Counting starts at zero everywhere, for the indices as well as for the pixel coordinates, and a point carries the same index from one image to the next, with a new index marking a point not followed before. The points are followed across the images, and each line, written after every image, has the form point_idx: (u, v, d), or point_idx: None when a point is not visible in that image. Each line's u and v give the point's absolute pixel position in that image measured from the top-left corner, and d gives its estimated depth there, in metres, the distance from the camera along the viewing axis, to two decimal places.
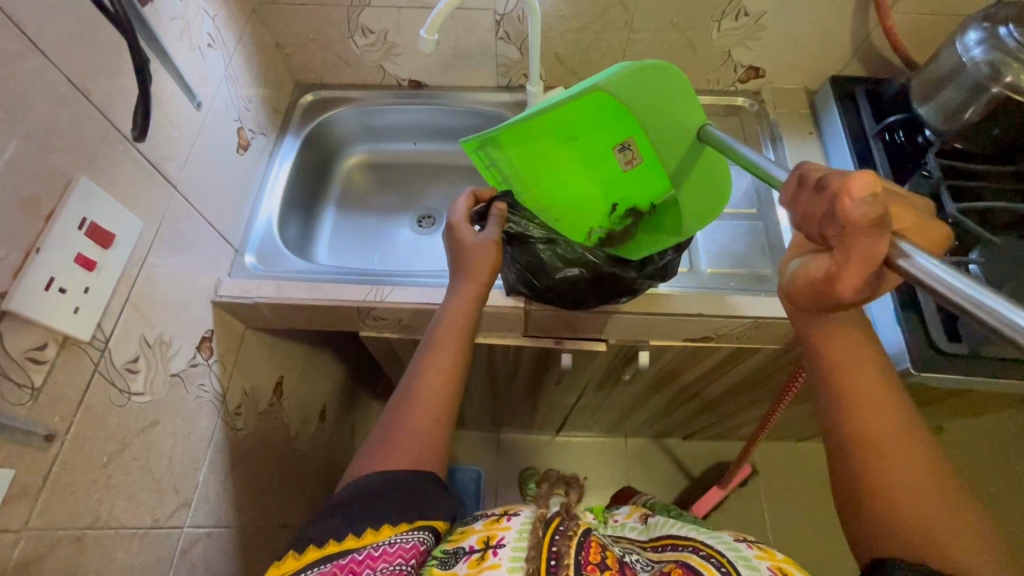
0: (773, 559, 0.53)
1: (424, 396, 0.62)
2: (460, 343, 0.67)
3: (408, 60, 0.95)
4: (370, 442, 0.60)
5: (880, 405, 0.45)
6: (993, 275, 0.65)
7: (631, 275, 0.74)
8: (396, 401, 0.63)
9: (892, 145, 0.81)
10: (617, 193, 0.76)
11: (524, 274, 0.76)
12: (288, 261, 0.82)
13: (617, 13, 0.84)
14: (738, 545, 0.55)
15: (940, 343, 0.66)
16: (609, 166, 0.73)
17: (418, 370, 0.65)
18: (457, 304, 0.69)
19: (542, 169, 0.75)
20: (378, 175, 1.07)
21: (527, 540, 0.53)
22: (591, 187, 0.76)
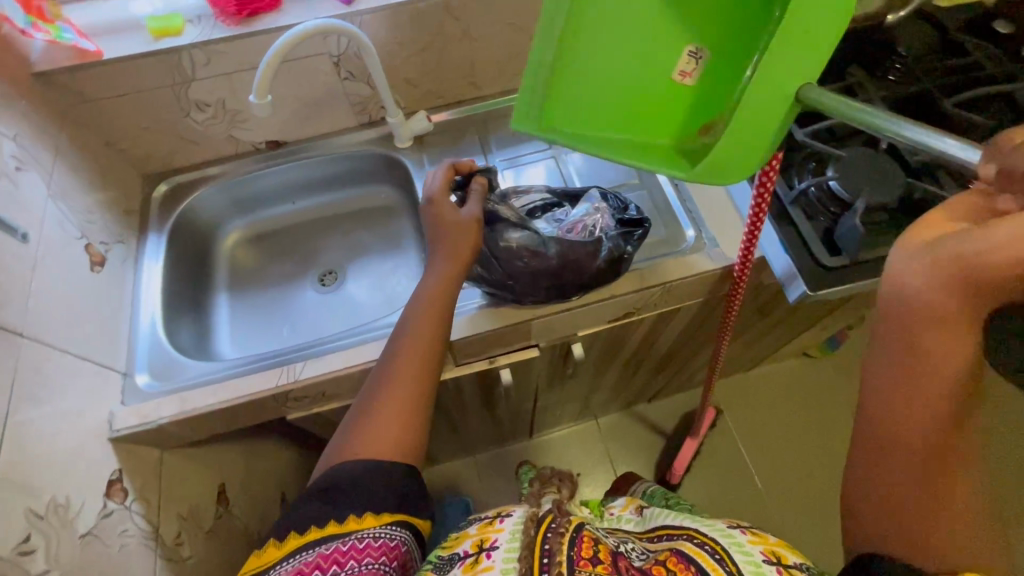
0: (763, 541, 0.55)
1: (398, 381, 0.62)
2: (441, 331, 0.66)
3: (257, 123, 0.90)
4: (343, 444, 0.59)
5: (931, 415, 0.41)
6: (851, 186, 0.71)
7: (596, 265, 0.75)
8: (370, 387, 0.62)
9: None
10: (633, 90, 0.53)
11: (487, 257, 0.75)
12: (187, 367, 0.76)
13: (452, 28, 0.84)
14: (729, 530, 0.56)
15: (823, 260, 0.70)
16: (661, 55, 0.52)
17: (395, 356, 0.64)
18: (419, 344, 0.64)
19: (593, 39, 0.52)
20: (263, 245, 1.01)
21: (519, 541, 0.53)
22: (613, 53, 0.52)
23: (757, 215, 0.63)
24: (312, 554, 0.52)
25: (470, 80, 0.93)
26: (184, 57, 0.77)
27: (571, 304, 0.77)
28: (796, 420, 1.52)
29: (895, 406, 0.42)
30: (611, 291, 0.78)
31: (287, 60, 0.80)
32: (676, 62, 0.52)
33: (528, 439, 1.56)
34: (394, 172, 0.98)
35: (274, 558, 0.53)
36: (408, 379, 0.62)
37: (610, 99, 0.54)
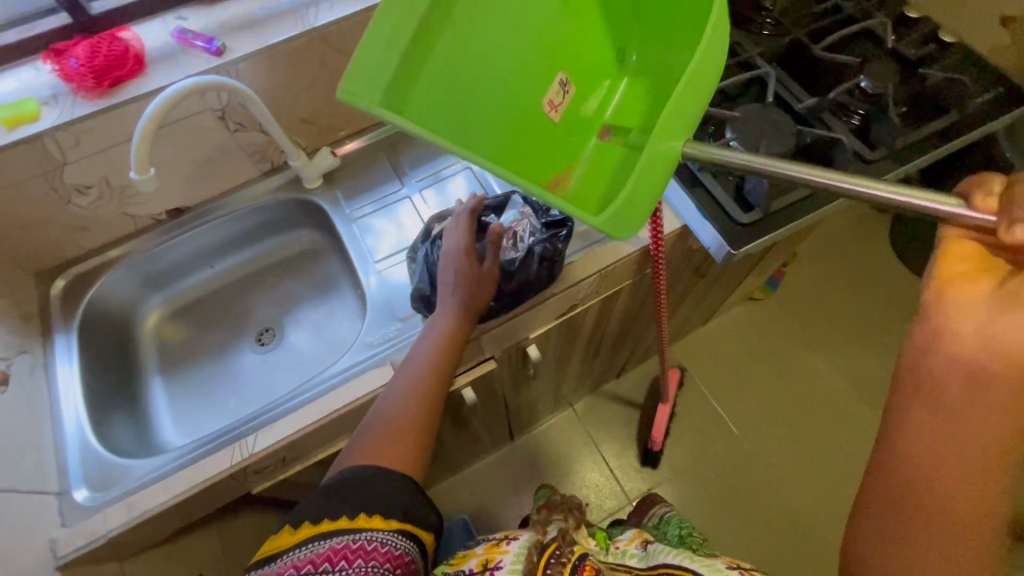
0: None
1: (414, 394, 0.64)
2: (456, 347, 0.68)
3: (151, 195, 0.84)
4: (359, 447, 0.61)
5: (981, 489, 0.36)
6: (749, 142, 0.75)
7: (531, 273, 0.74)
8: (388, 398, 0.64)
9: None
10: (507, 121, 0.52)
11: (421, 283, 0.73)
12: (128, 469, 0.71)
13: (336, 59, 0.81)
14: (725, 569, 0.59)
15: (738, 218, 0.74)
16: (533, 96, 0.54)
17: (415, 369, 0.66)
18: (428, 359, 0.66)
19: (481, 15, 0.50)
20: (188, 317, 0.95)
21: (521, 566, 0.57)
22: (485, 82, 0.52)
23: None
24: (322, 547, 0.51)
25: None
26: (48, 145, 0.70)
27: (510, 315, 0.77)
28: (754, 363, 1.60)
29: (941, 463, 0.36)
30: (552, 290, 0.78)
31: (161, 125, 0.75)
32: (546, 105, 0.54)
33: (510, 443, 1.56)
34: (311, 214, 0.94)
35: (286, 544, 0.52)
36: (421, 393, 0.64)
37: (479, 122, 0.51)
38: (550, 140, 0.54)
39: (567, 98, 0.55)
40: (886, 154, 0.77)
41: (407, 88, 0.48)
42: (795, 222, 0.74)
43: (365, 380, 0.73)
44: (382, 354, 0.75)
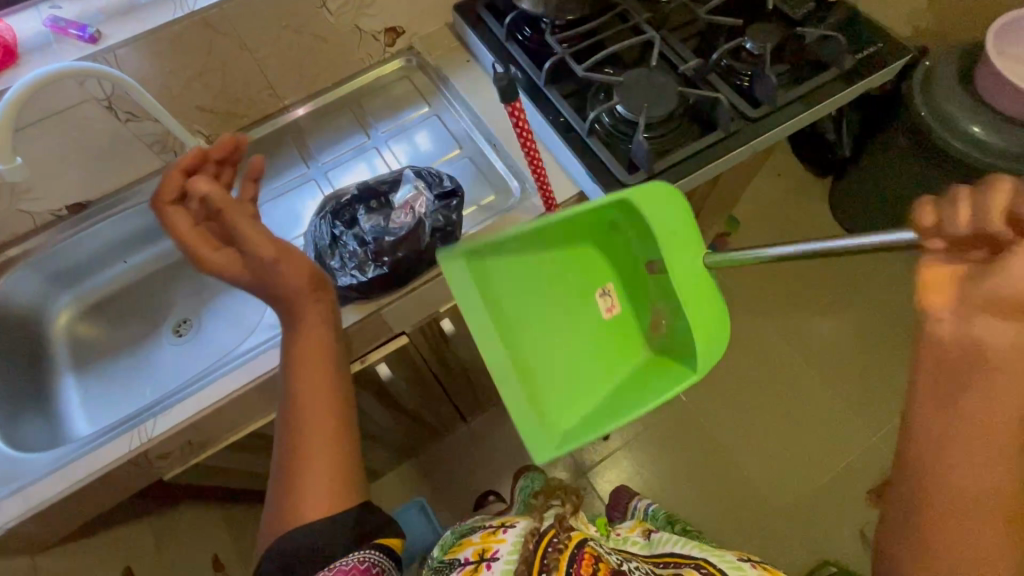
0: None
1: (306, 422, 0.60)
2: (328, 353, 0.63)
3: (46, 190, 0.83)
4: (277, 506, 0.59)
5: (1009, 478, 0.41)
6: (633, 106, 0.77)
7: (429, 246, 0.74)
8: (281, 441, 0.61)
9: (526, 41, 0.89)
10: (586, 380, 0.63)
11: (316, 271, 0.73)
12: (29, 463, 0.71)
13: (223, 43, 0.80)
14: (738, 563, 0.59)
15: (625, 180, 0.76)
16: (590, 319, 0.67)
17: (292, 399, 0.61)
18: (316, 401, 0.61)
19: (546, 339, 0.65)
20: (103, 314, 0.95)
21: (518, 555, 0.62)
22: (591, 367, 0.65)
23: (529, 141, 0.68)
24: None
25: (268, 91, 0.91)
26: None
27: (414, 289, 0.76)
28: None
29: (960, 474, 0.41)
30: None
31: (20, 129, 0.74)
32: (598, 310, 0.68)
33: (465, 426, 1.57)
34: None
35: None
36: (315, 415, 0.60)
37: (609, 365, 0.65)
38: (631, 330, 0.67)
39: (613, 301, 0.68)
40: (768, 111, 0.79)
41: (553, 423, 0.59)
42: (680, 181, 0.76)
43: (265, 361, 0.73)
44: None
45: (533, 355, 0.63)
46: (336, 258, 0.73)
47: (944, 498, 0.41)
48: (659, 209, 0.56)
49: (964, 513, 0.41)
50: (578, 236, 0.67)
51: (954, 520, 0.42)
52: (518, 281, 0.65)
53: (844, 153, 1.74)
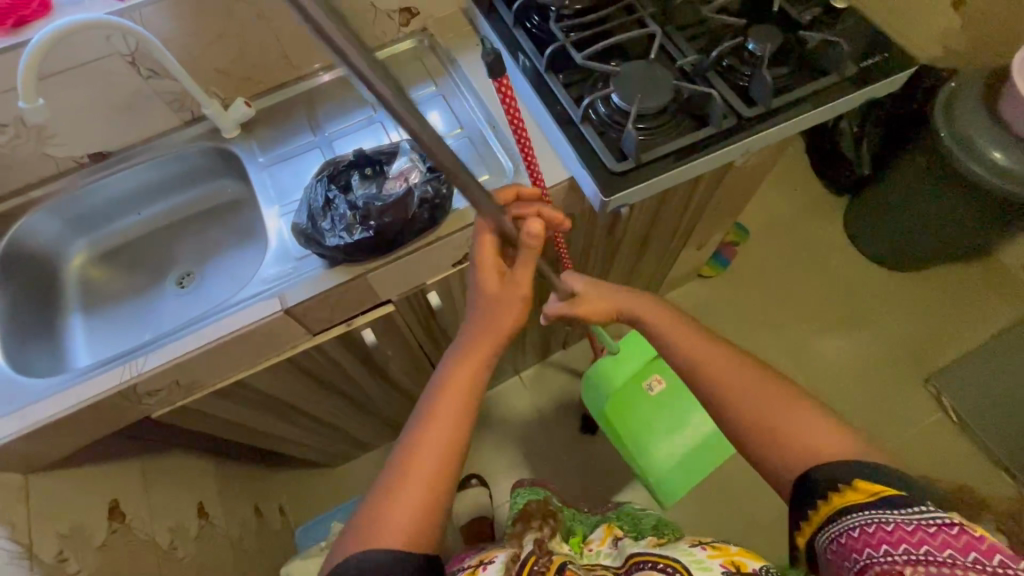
0: (723, 556, 0.65)
1: (427, 450, 0.61)
2: (474, 389, 0.65)
3: (70, 137, 0.88)
4: (365, 524, 0.58)
5: (698, 350, 0.72)
6: (627, 95, 0.79)
7: (416, 216, 0.77)
8: (396, 458, 0.62)
9: (532, 28, 0.91)
10: (684, 461, 1.15)
11: (306, 230, 0.76)
12: (28, 387, 0.76)
13: (244, 10, 0.85)
14: (692, 549, 0.68)
15: (613, 167, 0.78)
16: (647, 398, 1.18)
17: (425, 419, 0.63)
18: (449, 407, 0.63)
19: (647, 449, 1.16)
20: (114, 260, 1.00)
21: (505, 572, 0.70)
22: (666, 439, 1.16)
23: (514, 112, 0.71)
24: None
25: (284, 61, 0.95)
26: None
27: (397, 257, 0.78)
28: None
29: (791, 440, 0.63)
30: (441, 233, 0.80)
31: (44, 78, 0.79)
32: (650, 388, 1.17)
33: None
34: (232, 165, 0.99)
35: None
36: (437, 442, 0.61)
37: (681, 459, 1.15)
38: (669, 404, 1.17)
39: (657, 386, 1.17)
40: (763, 111, 0.80)
41: (667, 488, 1.15)
42: (666, 173, 0.78)
43: (253, 312, 0.77)
44: (274, 289, 0.79)
45: (646, 436, 1.16)
46: (326, 219, 0.76)
47: (712, 403, 0.70)
48: (645, 339, 1.13)
49: (755, 432, 0.65)
50: (661, 403, 1.17)
51: (774, 439, 0.64)
52: (619, 404, 1.17)
53: (862, 171, 1.71)
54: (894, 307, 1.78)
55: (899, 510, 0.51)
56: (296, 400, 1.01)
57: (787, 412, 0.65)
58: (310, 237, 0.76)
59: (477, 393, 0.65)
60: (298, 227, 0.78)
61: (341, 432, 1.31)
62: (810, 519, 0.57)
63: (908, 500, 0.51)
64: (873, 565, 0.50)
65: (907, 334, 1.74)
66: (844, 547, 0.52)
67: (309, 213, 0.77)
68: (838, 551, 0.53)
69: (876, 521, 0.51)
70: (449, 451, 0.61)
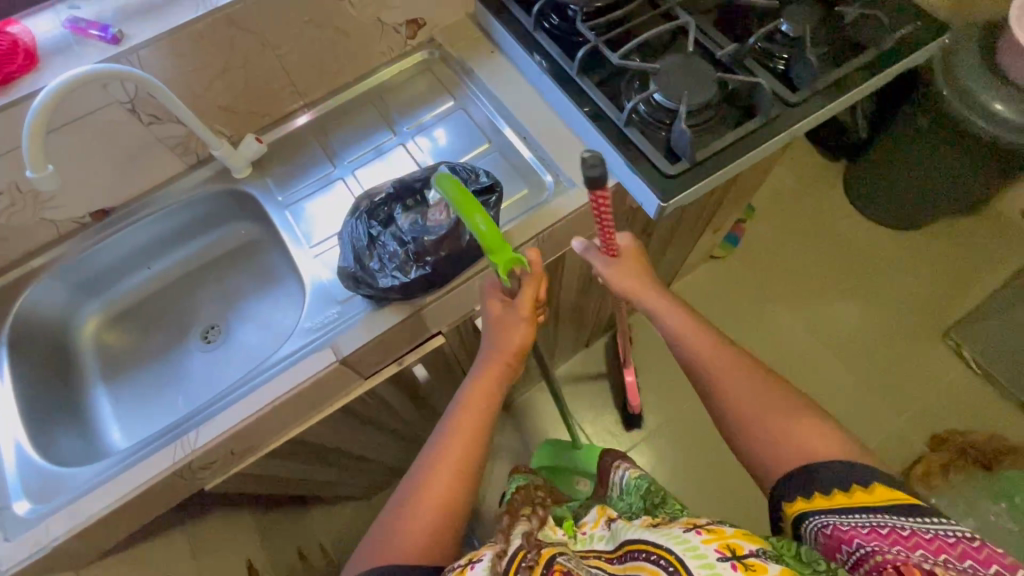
0: (721, 538, 0.48)
1: (443, 461, 0.58)
2: (494, 404, 0.64)
3: (70, 197, 0.81)
4: (376, 539, 0.55)
5: (703, 341, 0.64)
6: (672, 92, 0.75)
7: (471, 243, 0.72)
8: (413, 468, 0.60)
9: (553, 29, 0.87)
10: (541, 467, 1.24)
11: (354, 272, 0.71)
12: (70, 476, 0.70)
13: (246, 40, 0.78)
14: (683, 533, 0.51)
15: (666, 170, 0.74)
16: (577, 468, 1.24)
17: (446, 429, 0.61)
18: (468, 412, 0.62)
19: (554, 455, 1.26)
20: (129, 322, 0.93)
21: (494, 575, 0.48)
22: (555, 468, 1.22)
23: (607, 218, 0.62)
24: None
25: (290, 89, 0.88)
26: None
27: (453, 288, 0.74)
28: None
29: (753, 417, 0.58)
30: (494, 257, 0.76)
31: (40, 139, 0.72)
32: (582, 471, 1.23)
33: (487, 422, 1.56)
34: (245, 206, 0.92)
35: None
36: (452, 451, 0.59)
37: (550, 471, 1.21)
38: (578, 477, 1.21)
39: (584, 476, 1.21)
40: (807, 95, 0.78)
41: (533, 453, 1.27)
42: (721, 170, 0.74)
43: (305, 365, 0.72)
44: (322, 338, 0.74)
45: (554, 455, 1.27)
46: (374, 259, 0.71)
47: (698, 385, 0.63)
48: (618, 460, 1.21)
49: (743, 426, 0.58)
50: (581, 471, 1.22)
51: (739, 421, 0.59)
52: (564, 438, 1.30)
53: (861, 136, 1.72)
54: (904, 267, 1.79)
55: (917, 517, 0.46)
56: (344, 444, 0.96)
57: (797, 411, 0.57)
58: (359, 279, 0.71)
59: (496, 405, 0.64)
60: (342, 269, 0.72)
61: (382, 465, 1.26)
62: (791, 502, 0.52)
63: (927, 509, 0.46)
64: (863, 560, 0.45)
65: (920, 293, 1.76)
66: (831, 539, 0.48)
67: (353, 252, 0.72)
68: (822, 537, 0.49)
69: (873, 524, 0.46)
70: (463, 460, 0.59)
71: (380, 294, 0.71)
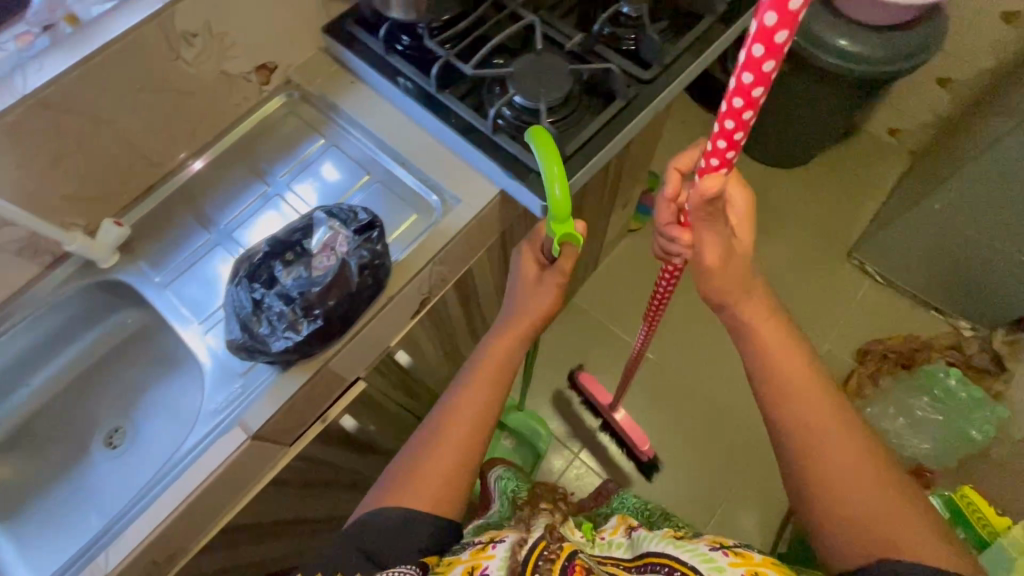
0: (745, 564, 0.71)
1: (455, 423, 0.67)
2: (505, 367, 0.72)
3: None
4: (389, 485, 0.65)
5: (822, 406, 0.61)
6: (529, 94, 0.76)
7: (364, 285, 0.70)
8: (427, 426, 0.68)
9: (406, 50, 0.85)
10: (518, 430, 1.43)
11: (246, 342, 0.67)
12: None
13: (73, 122, 0.72)
14: (711, 553, 0.74)
15: (541, 169, 0.75)
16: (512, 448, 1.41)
17: (461, 385, 0.70)
18: (483, 376, 0.70)
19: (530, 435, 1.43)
20: (15, 448, 0.84)
21: (508, 565, 0.61)
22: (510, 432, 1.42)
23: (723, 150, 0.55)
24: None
25: (143, 161, 0.83)
26: None
27: (355, 332, 0.72)
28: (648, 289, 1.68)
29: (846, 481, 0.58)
30: (392, 291, 0.75)
31: None
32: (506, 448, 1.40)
33: None
34: (122, 294, 0.85)
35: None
36: (465, 416, 0.67)
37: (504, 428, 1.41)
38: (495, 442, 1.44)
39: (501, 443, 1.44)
40: (659, 71, 0.81)
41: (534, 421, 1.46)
42: (592, 159, 0.76)
43: (215, 451, 0.67)
44: (229, 416, 0.70)
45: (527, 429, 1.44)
46: (264, 323, 0.67)
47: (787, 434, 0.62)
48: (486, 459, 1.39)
49: (803, 455, 0.60)
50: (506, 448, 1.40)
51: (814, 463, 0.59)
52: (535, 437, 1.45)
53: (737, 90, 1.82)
54: (802, 200, 1.92)
55: None
56: (292, 512, 0.92)
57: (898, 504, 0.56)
58: (252, 348, 0.67)
59: (509, 372, 0.72)
60: (234, 341, 0.68)
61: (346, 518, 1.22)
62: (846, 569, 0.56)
63: None
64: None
65: (820, 222, 1.89)
66: None
67: (241, 322, 0.68)
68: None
69: None
70: (476, 423, 0.67)
71: (279, 358, 0.68)
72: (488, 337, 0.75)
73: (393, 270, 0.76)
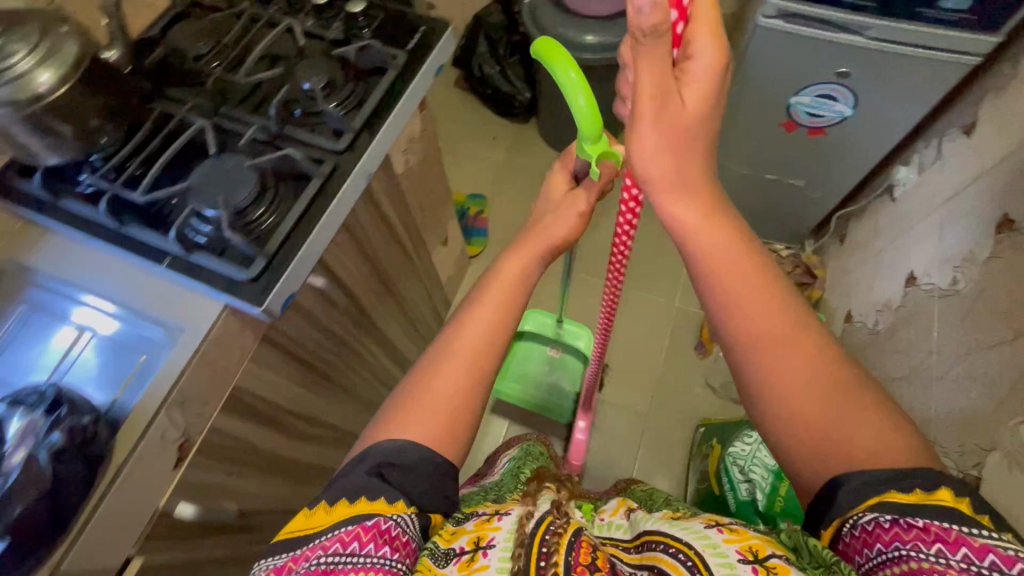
0: (742, 538, 0.54)
1: (465, 345, 0.65)
2: (522, 283, 0.69)
3: None
4: (398, 406, 0.63)
5: (766, 317, 0.59)
6: (212, 203, 0.72)
7: (67, 472, 0.62)
8: (432, 357, 0.65)
9: (80, 191, 0.78)
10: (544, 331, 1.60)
11: None
12: None
13: None
14: (706, 530, 0.57)
15: (249, 275, 0.71)
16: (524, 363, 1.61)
17: (463, 316, 0.67)
18: (500, 295, 0.68)
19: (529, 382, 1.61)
20: None
21: (513, 541, 0.56)
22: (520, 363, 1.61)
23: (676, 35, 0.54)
24: (353, 527, 0.55)
25: None
26: None
27: (84, 522, 0.65)
28: None
29: (830, 414, 0.55)
30: (121, 460, 0.67)
31: None
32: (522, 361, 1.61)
33: None
34: None
35: (322, 525, 0.56)
36: (474, 340, 0.65)
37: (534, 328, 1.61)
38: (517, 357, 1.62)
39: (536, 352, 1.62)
40: (351, 138, 0.80)
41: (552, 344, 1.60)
42: (302, 249, 0.74)
43: None
44: None
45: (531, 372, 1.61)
46: None
47: (766, 370, 0.58)
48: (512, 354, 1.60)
49: (752, 343, 0.59)
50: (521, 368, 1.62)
51: (795, 386, 0.57)
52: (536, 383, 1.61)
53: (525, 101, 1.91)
54: None
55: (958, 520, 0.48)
56: None
57: (838, 399, 0.56)
58: None
59: (526, 289, 0.70)
60: None
61: None
62: (827, 531, 0.54)
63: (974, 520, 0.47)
64: (888, 556, 0.48)
65: None
66: (871, 534, 0.50)
67: None
68: (834, 520, 0.53)
69: (920, 523, 0.48)
70: (477, 353, 0.65)
71: None
72: (505, 255, 0.73)
73: (117, 436, 0.68)
